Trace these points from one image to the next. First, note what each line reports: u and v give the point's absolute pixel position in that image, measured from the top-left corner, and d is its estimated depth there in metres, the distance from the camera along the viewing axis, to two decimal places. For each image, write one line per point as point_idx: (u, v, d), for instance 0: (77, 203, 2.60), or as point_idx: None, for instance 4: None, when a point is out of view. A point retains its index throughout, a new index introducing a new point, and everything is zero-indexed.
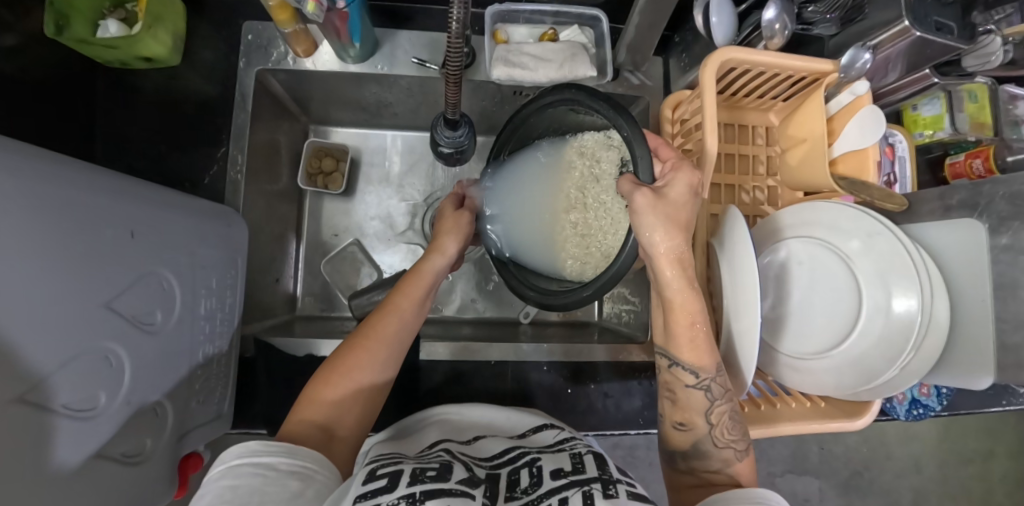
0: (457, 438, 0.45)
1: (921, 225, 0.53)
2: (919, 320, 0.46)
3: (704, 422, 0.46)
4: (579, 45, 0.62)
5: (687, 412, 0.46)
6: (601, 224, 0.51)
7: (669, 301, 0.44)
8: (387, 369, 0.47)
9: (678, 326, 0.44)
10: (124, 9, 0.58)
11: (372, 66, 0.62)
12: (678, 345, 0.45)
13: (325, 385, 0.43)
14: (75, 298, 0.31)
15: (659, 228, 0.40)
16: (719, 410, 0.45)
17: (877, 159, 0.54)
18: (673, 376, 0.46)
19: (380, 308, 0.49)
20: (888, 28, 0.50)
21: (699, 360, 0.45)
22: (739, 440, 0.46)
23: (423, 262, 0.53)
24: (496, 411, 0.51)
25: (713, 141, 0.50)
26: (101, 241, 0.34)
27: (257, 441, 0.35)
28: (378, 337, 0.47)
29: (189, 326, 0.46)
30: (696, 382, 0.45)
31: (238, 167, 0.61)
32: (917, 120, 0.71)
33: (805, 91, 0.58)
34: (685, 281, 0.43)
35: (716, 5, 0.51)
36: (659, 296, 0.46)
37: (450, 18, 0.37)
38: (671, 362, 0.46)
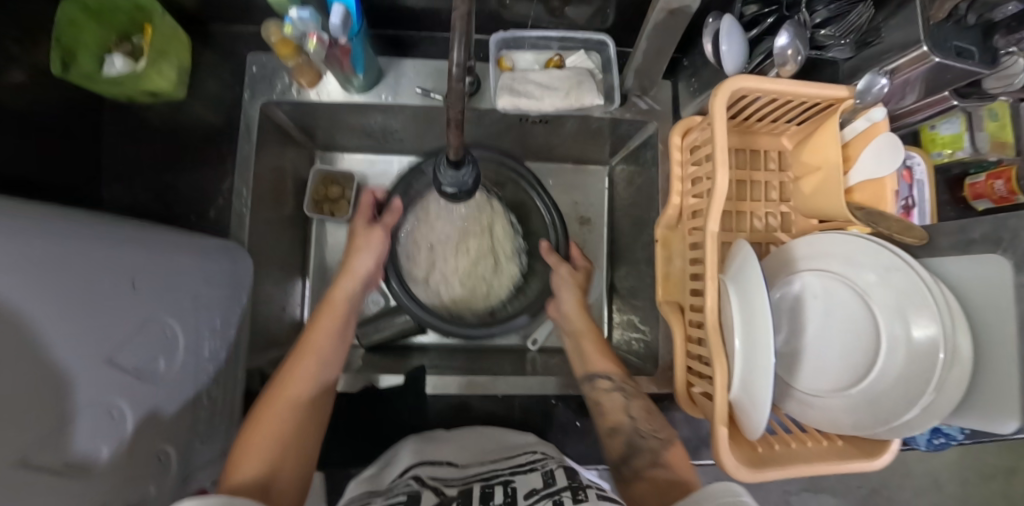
0: (434, 457, 0.51)
1: (941, 262, 0.50)
2: (941, 354, 0.43)
3: (627, 416, 0.53)
4: (586, 72, 0.60)
5: (613, 415, 0.54)
6: (450, 256, 0.74)
7: (575, 328, 0.66)
8: (316, 409, 0.50)
9: (589, 349, 0.62)
10: (131, 42, 0.58)
11: (376, 96, 0.62)
12: (590, 357, 0.61)
13: (253, 440, 0.45)
14: (79, 358, 0.31)
15: (569, 294, 0.68)
16: (634, 404, 0.54)
17: (895, 189, 0.52)
18: (597, 389, 0.57)
19: (303, 350, 0.54)
20: (906, 52, 0.48)
21: (609, 367, 0.58)
22: (660, 430, 0.52)
23: (333, 295, 0.60)
24: (469, 435, 0.57)
25: (724, 174, 0.49)
26: (99, 297, 0.33)
27: None
28: (298, 377, 0.51)
29: (194, 369, 0.45)
30: (612, 385, 0.56)
31: (244, 199, 0.60)
32: (934, 139, 0.69)
33: (819, 116, 0.56)
34: (587, 322, 0.65)
35: (727, 33, 0.50)
36: (568, 329, 0.67)
37: (451, 56, 0.33)
38: (591, 376, 0.58)
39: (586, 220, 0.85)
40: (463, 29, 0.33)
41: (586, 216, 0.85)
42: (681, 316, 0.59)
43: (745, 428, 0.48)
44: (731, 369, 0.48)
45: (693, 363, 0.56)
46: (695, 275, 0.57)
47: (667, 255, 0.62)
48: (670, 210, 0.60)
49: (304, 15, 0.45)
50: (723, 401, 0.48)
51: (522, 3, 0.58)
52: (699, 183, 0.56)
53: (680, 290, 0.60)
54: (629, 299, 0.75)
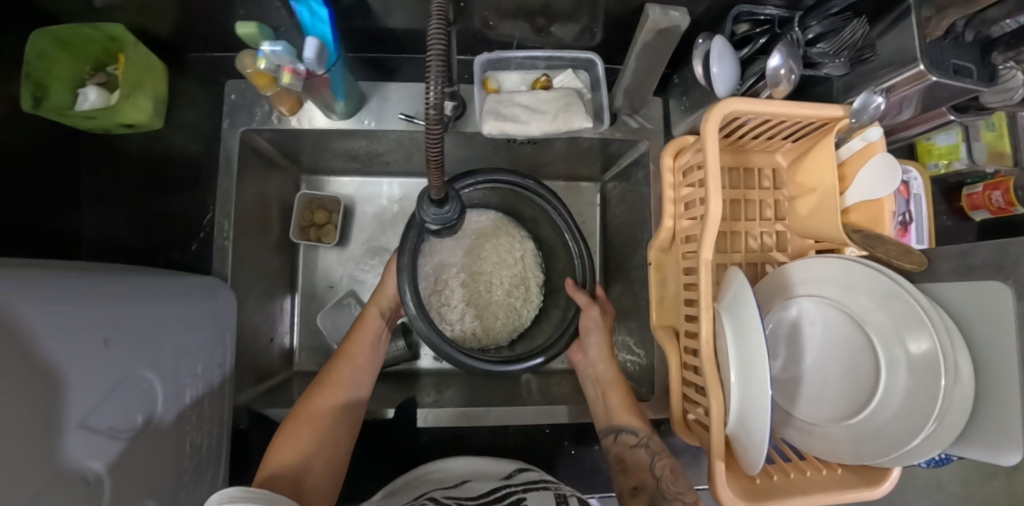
0: (444, 485, 0.50)
1: (943, 287, 0.48)
2: (942, 378, 0.41)
3: (650, 474, 0.52)
4: (574, 93, 0.59)
5: (636, 474, 0.52)
6: (477, 286, 0.75)
7: (604, 379, 0.61)
8: (347, 414, 0.54)
9: (615, 403, 0.58)
10: (105, 73, 0.57)
11: (360, 122, 0.61)
12: (615, 410, 0.57)
13: (291, 437, 0.49)
14: (50, 428, 0.30)
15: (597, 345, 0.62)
16: (659, 464, 0.52)
17: (893, 210, 0.50)
18: (620, 444, 0.55)
19: (341, 358, 0.58)
20: (901, 72, 0.45)
21: (638, 422, 0.56)
22: (686, 492, 0.49)
23: (367, 311, 0.62)
24: (478, 462, 0.55)
25: (717, 203, 0.47)
26: (69, 360, 0.32)
27: (236, 486, 0.33)
28: (335, 381, 0.55)
29: (174, 419, 0.44)
30: (639, 441, 0.54)
31: (225, 232, 0.59)
32: (930, 150, 0.68)
33: (815, 135, 0.54)
34: (617, 372, 0.61)
35: (718, 56, 0.48)
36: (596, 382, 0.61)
37: (426, 97, 0.31)
38: (615, 430, 0.55)
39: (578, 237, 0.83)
40: (439, 64, 0.31)
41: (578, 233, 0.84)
42: (678, 342, 0.57)
43: (744, 461, 0.46)
44: (726, 401, 0.47)
45: (689, 391, 0.55)
46: (689, 300, 0.55)
47: (660, 278, 0.60)
48: (664, 233, 0.59)
49: (277, 50, 0.44)
50: (720, 434, 0.46)
51: (507, 23, 0.57)
52: (693, 206, 0.55)
53: (675, 315, 0.59)
54: (624, 318, 0.74)
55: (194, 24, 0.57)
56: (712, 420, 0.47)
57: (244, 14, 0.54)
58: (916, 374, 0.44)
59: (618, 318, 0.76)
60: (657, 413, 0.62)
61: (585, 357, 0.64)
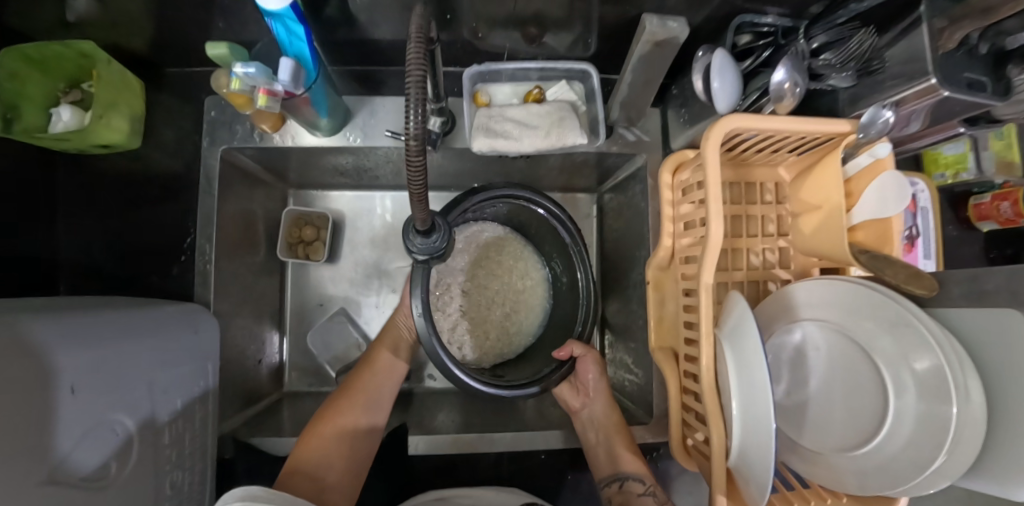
0: None
1: (952, 310, 0.46)
2: (952, 408, 0.40)
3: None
4: (568, 106, 0.56)
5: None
6: (485, 298, 0.74)
7: (607, 425, 0.59)
8: (372, 421, 0.57)
9: (615, 444, 0.58)
10: (81, 89, 0.54)
11: (345, 139, 0.59)
12: (621, 457, 0.57)
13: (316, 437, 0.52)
14: (17, 487, 0.28)
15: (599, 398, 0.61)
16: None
17: (901, 230, 0.48)
18: (625, 491, 0.55)
19: (369, 364, 0.61)
20: (911, 86, 0.43)
21: (640, 466, 0.56)
22: None
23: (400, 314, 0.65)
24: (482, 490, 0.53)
25: (719, 226, 0.44)
26: (30, 415, 0.30)
27: (257, 487, 0.34)
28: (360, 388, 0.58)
29: (153, 460, 0.42)
30: (645, 489, 0.54)
31: (207, 255, 0.57)
32: (937, 159, 0.66)
33: (820, 149, 0.52)
34: (618, 418, 0.59)
35: (718, 70, 0.46)
36: (597, 428, 0.59)
37: (408, 127, 0.29)
38: (620, 478, 0.56)
39: None
40: (420, 77, 0.29)
41: None
42: (677, 364, 0.56)
43: (745, 494, 0.44)
44: (727, 432, 0.45)
45: (689, 416, 0.53)
46: (689, 323, 0.53)
47: (659, 298, 0.59)
48: (662, 252, 0.57)
49: (251, 72, 0.41)
50: (720, 466, 0.45)
51: (497, 33, 0.54)
52: (693, 225, 0.53)
53: (674, 335, 0.57)
54: (621, 335, 0.72)
55: (169, 39, 0.54)
56: (713, 451, 0.45)
57: (221, 29, 0.52)
58: (926, 402, 0.42)
59: (615, 334, 0.75)
60: (656, 436, 0.60)
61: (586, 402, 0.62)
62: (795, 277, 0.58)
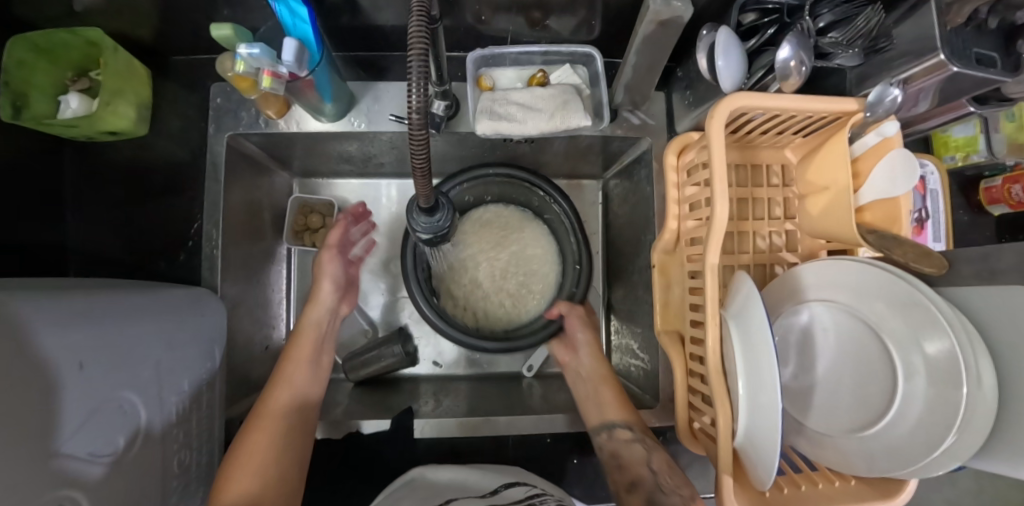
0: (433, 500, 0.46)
1: (959, 290, 0.46)
2: (963, 389, 0.39)
3: (648, 470, 0.49)
4: (572, 89, 0.56)
5: (632, 469, 0.49)
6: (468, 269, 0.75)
7: (596, 374, 0.61)
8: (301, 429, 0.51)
9: (603, 396, 0.58)
10: (88, 77, 0.55)
11: (349, 124, 0.59)
12: (607, 407, 0.56)
13: (240, 463, 0.45)
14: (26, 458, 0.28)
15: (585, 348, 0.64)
16: (656, 458, 0.50)
17: (910, 209, 0.48)
18: (613, 440, 0.53)
19: (277, 378, 0.54)
20: (921, 62, 0.42)
21: (627, 416, 0.55)
22: (684, 486, 0.47)
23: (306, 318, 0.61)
24: (470, 473, 0.53)
25: (724, 205, 0.44)
26: (37, 390, 0.30)
27: None
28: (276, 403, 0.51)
29: (161, 439, 0.42)
30: (633, 436, 0.53)
31: (214, 241, 0.57)
32: (947, 142, 0.65)
33: (827, 129, 0.52)
34: (607, 370, 0.62)
35: (722, 48, 0.45)
36: (586, 381, 0.61)
37: (410, 102, 0.29)
38: (609, 426, 0.54)
39: None
40: (422, 62, 0.29)
41: None
42: (683, 347, 0.56)
43: (752, 475, 0.44)
44: (733, 413, 0.45)
45: (694, 399, 0.52)
46: (695, 305, 0.53)
47: (665, 282, 0.58)
48: (667, 235, 0.56)
49: (256, 52, 0.42)
50: (727, 447, 0.45)
51: (500, 17, 0.54)
52: (698, 206, 0.53)
53: (680, 319, 0.57)
54: (627, 321, 0.72)
55: (175, 26, 0.54)
56: (719, 432, 0.45)
57: (226, 15, 0.52)
58: (935, 385, 0.41)
59: (621, 320, 0.75)
60: (661, 420, 0.60)
61: (574, 359, 0.65)
62: (802, 260, 0.58)
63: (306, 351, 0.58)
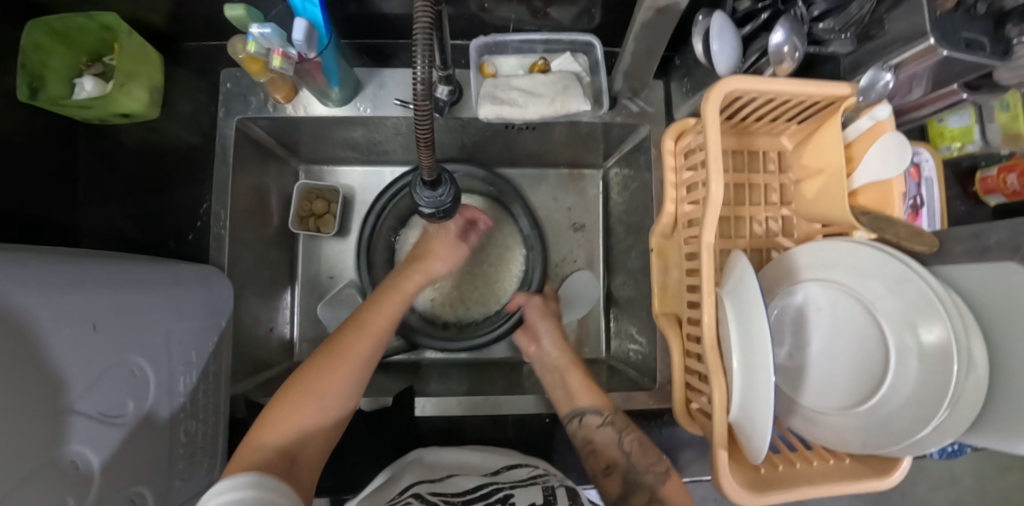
0: (432, 477, 0.48)
1: (952, 269, 0.47)
2: (954, 367, 0.40)
3: (621, 452, 0.52)
4: (572, 76, 0.58)
5: (606, 453, 0.52)
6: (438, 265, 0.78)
7: (563, 364, 0.63)
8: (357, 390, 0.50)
9: (573, 384, 0.60)
10: (102, 63, 0.57)
11: (354, 109, 0.60)
12: (577, 395, 0.58)
13: (293, 406, 0.44)
14: (29, 413, 0.29)
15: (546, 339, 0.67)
16: (628, 438, 0.53)
17: (903, 191, 0.49)
18: (585, 425, 0.55)
19: (357, 327, 0.54)
20: (912, 46, 0.43)
21: (597, 401, 0.57)
22: (657, 463, 0.51)
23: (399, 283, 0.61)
24: (471, 452, 0.54)
25: (719, 184, 0.45)
26: (46, 349, 0.31)
27: (232, 477, 0.34)
28: (351, 354, 0.50)
29: (168, 407, 0.44)
30: (603, 421, 0.55)
31: (222, 222, 0.59)
32: (943, 132, 0.66)
33: (821, 115, 0.53)
34: (569, 357, 0.64)
35: (718, 32, 0.46)
36: (555, 370, 0.63)
37: (415, 75, 0.30)
38: (578, 414, 0.55)
39: (579, 226, 0.83)
40: (427, 39, 0.30)
41: (580, 222, 0.83)
42: (680, 329, 0.56)
43: (747, 451, 0.44)
44: (728, 390, 0.45)
45: (691, 380, 0.53)
46: (692, 286, 0.54)
47: (663, 265, 0.59)
48: (665, 218, 0.58)
49: (266, 33, 0.43)
50: (721, 423, 0.45)
51: (502, 6, 0.56)
52: (695, 189, 0.54)
53: (677, 302, 0.58)
54: (626, 308, 0.73)
55: (187, 13, 0.56)
56: (714, 408, 0.46)
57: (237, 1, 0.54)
58: (927, 364, 0.42)
59: (620, 308, 0.76)
60: (658, 403, 0.61)
61: (539, 348, 0.67)
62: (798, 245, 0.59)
63: (392, 301, 0.59)
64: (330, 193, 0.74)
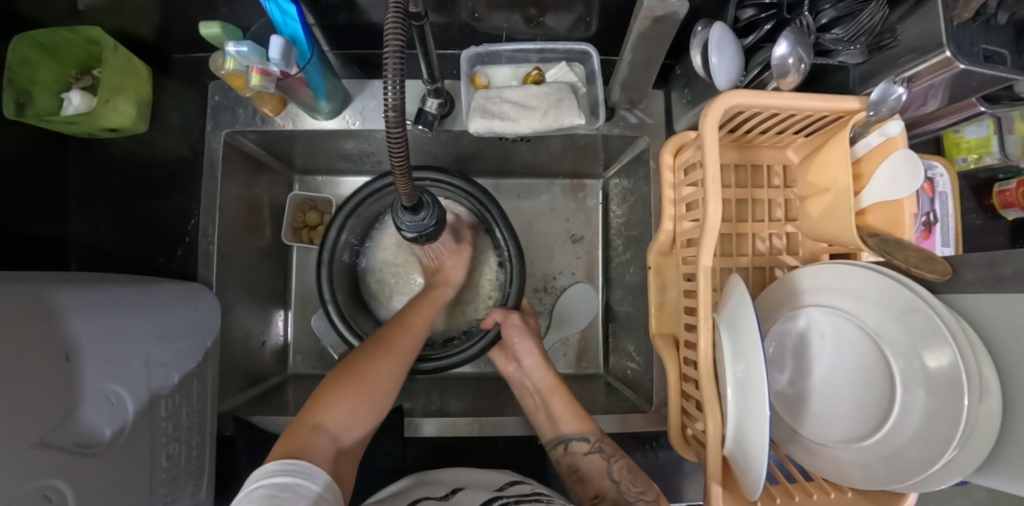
0: (435, 493, 0.48)
1: (966, 295, 0.44)
2: (964, 401, 0.37)
3: (610, 481, 0.52)
4: (567, 88, 0.55)
5: (594, 482, 0.52)
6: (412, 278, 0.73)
7: (542, 388, 0.61)
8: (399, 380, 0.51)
9: (551, 411, 0.58)
10: (91, 75, 0.54)
11: (345, 122, 0.59)
12: (561, 419, 0.57)
13: (337, 393, 0.45)
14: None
15: (530, 356, 0.64)
16: (616, 466, 0.52)
17: (914, 212, 0.46)
18: (571, 454, 0.55)
19: (400, 325, 0.56)
20: (926, 59, 0.40)
21: (582, 426, 0.56)
22: (646, 491, 0.49)
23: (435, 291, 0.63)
24: (474, 472, 0.53)
25: (717, 207, 0.43)
26: (16, 382, 0.31)
27: (276, 463, 0.34)
28: (393, 347, 0.52)
29: (147, 432, 0.43)
30: (589, 448, 0.54)
31: (210, 237, 0.58)
32: (959, 143, 0.63)
33: (829, 129, 0.50)
34: (553, 378, 0.62)
35: (717, 45, 0.44)
36: (535, 391, 0.62)
37: (386, 102, 0.28)
38: (563, 440, 0.55)
39: (578, 237, 0.81)
40: (398, 61, 0.28)
41: (578, 233, 0.81)
42: (676, 350, 0.54)
43: (744, 487, 0.42)
44: (724, 420, 0.44)
45: (688, 405, 0.51)
46: (690, 308, 0.52)
47: (660, 283, 0.57)
48: (663, 236, 0.56)
49: (243, 51, 0.43)
50: (715, 455, 0.43)
51: (495, 15, 0.54)
52: (694, 207, 0.51)
53: (675, 322, 0.56)
54: (624, 324, 0.71)
55: (175, 25, 0.55)
56: (708, 439, 0.44)
57: (223, 14, 0.53)
58: (937, 396, 0.39)
59: (618, 323, 0.74)
60: (655, 425, 0.59)
61: (519, 368, 0.65)
62: (803, 263, 0.56)
63: (426, 307, 0.61)
64: (324, 205, 0.73)
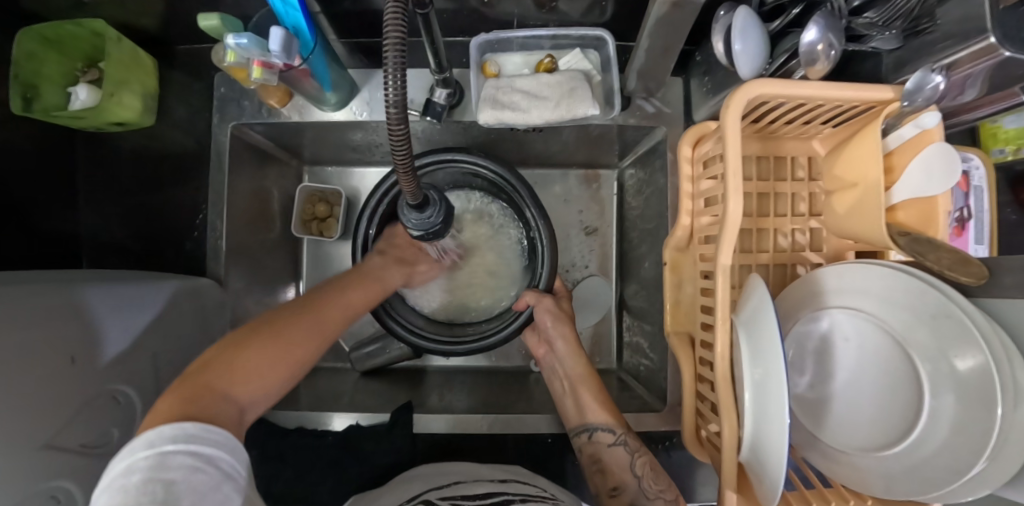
0: (439, 483, 0.48)
1: (1003, 301, 0.41)
2: (996, 412, 0.35)
3: (632, 475, 0.50)
4: (581, 76, 0.53)
5: (615, 475, 0.51)
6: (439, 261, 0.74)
7: (574, 375, 0.59)
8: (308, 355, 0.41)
9: (580, 399, 0.57)
10: (97, 68, 0.53)
11: (353, 113, 0.57)
12: (588, 409, 0.56)
13: (241, 354, 0.35)
14: (10, 454, 0.30)
15: (562, 341, 0.61)
16: (640, 461, 0.51)
17: (949, 210, 0.43)
18: (593, 444, 0.53)
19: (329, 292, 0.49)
20: (967, 46, 0.37)
21: (610, 419, 0.54)
22: (667, 490, 0.48)
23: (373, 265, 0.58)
24: (482, 469, 0.53)
25: (738, 202, 0.40)
26: (21, 389, 0.32)
27: (195, 423, 0.26)
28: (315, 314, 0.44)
29: None
30: (614, 440, 0.52)
31: (218, 232, 0.57)
32: (996, 134, 0.59)
33: (859, 119, 0.47)
34: (585, 366, 0.60)
35: (740, 31, 0.41)
36: (568, 377, 0.60)
37: (386, 100, 0.27)
38: (587, 429, 0.54)
39: (592, 229, 0.79)
40: (399, 53, 0.27)
41: (592, 225, 0.79)
42: (692, 350, 0.53)
43: (760, 494, 0.41)
44: (740, 424, 0.42)
45: (703, 407, 0.50)
46: (706, 307, 0.50)
47: (677, 280, 0.56)
48: (680, 231, 0.53)
49: (243, 43, 0.41)
50: (731, 461, 0.42)
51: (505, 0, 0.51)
52: (713, 202, 0.49)
53: (691, 320, 0.54)
54: (639, 320, 0.69)
55: (177, 16, 0.54)
56: (723, 443, 0.43)
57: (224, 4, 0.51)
58: (965, 405, 0.38)
59: (632, 318, 0.72)
60: (667, 425, 0.59)
61: (550, 352, 0.63)
62: (827, 261, 0.54)
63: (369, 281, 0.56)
64: (333, 196, 0.72)
